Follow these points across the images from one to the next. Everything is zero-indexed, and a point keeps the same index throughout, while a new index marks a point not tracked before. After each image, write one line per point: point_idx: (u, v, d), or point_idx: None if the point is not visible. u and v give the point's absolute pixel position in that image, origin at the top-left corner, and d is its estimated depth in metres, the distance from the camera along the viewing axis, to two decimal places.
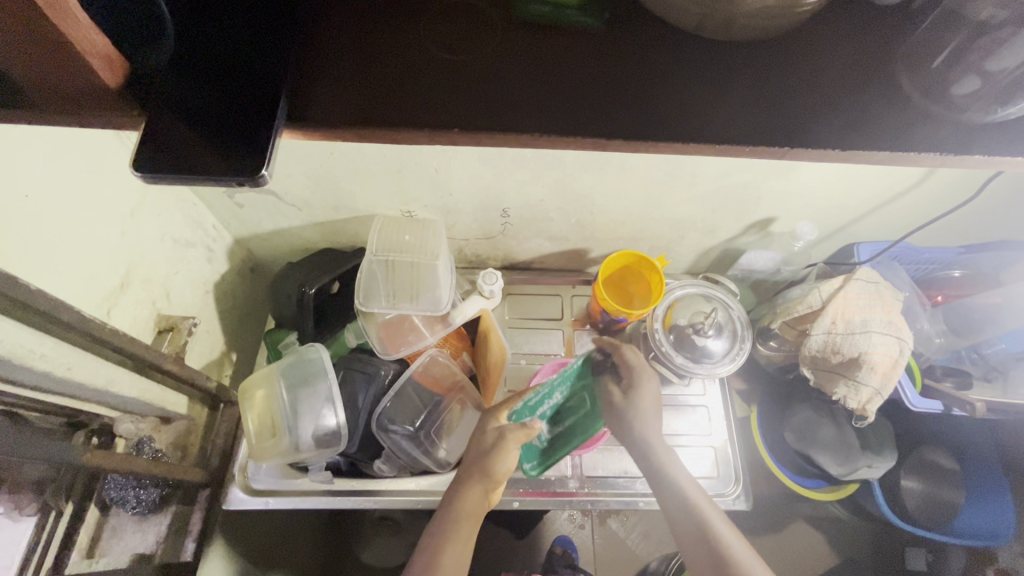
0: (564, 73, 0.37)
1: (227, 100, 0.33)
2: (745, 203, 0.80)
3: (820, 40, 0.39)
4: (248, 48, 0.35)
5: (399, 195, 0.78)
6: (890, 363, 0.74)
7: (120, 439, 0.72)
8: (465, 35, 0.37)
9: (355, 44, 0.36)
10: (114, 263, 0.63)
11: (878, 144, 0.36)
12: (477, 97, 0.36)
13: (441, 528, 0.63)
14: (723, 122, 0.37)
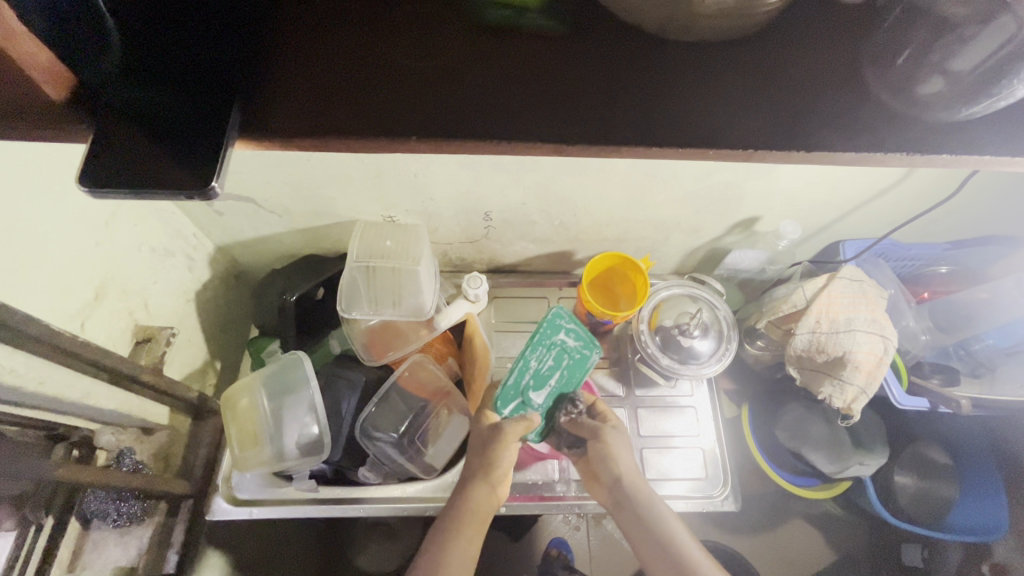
0: (525, 76, 0.36)
1: (177, 112, 0.33)
2: (728, 202, 0.79)
3: (788, 38, 0.38)
4: (201, 55, 0.34)
5: (379, 200, 0.78)
6: (875, 361, 0.74)
7: (100, 451, 0.71)
8: (426, 39, 0.37)
9: (313, 51, 0.35)
10: (88, 276, 0.62)
11: (846, 144, 0.36)
12: (444, 103, 0.35)
13: (448, 529, 0.63)
14: (687, 124, 0.36)
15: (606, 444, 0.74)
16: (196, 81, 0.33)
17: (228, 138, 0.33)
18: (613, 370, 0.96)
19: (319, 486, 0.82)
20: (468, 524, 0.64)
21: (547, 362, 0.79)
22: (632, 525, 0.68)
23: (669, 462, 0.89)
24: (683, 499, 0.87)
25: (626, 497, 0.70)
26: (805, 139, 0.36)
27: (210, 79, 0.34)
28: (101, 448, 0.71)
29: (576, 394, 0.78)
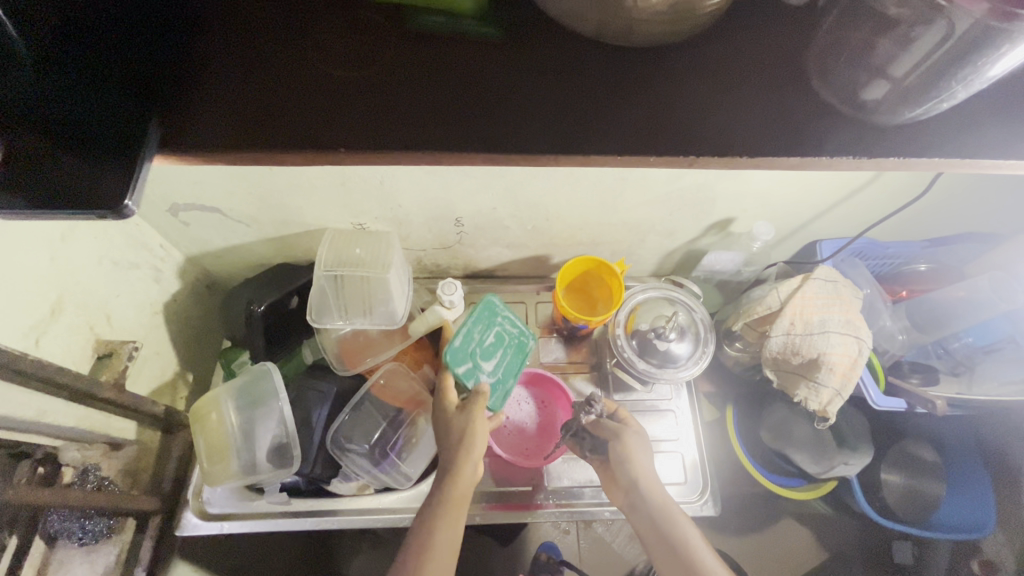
0: (455, 83, 0.37)
1: (97, 117, 0.35)
2: (701, 204, 0.78)
3: (734, 40, 0.40)
4: (131, 66, 0.37)
5: (346, 208, 0.76)
6: (850, 362, 0.73)
7: (65, 468, 0.69)
8: (359, 51, 0.38)
9: (239, 60, 0.38)
10: (43, 291, 0.61)
11: (782, 149, 0.37)
12: (369, 112, 0.36)
13: (428, 523, 0.60)
14: (619, 135, 0.36)
15: (626, 449, 0.74)
16: (120, 89, 0.36)
17: (146, 144, 0.35)
18: (592, 375, 0.94)
19: (291, 499, 0.81)
20: (447, 515, 0.61)
21: (487, 336, 0.79)
22: (646, 527, 0.69)
23: None
24: None
25: (642, 501, 0.70)
26: (744, 147, 0.37)
27: (136, 87, 0.36)
28: (66, 464, 0.69)
29: (596, 397, 0.76)
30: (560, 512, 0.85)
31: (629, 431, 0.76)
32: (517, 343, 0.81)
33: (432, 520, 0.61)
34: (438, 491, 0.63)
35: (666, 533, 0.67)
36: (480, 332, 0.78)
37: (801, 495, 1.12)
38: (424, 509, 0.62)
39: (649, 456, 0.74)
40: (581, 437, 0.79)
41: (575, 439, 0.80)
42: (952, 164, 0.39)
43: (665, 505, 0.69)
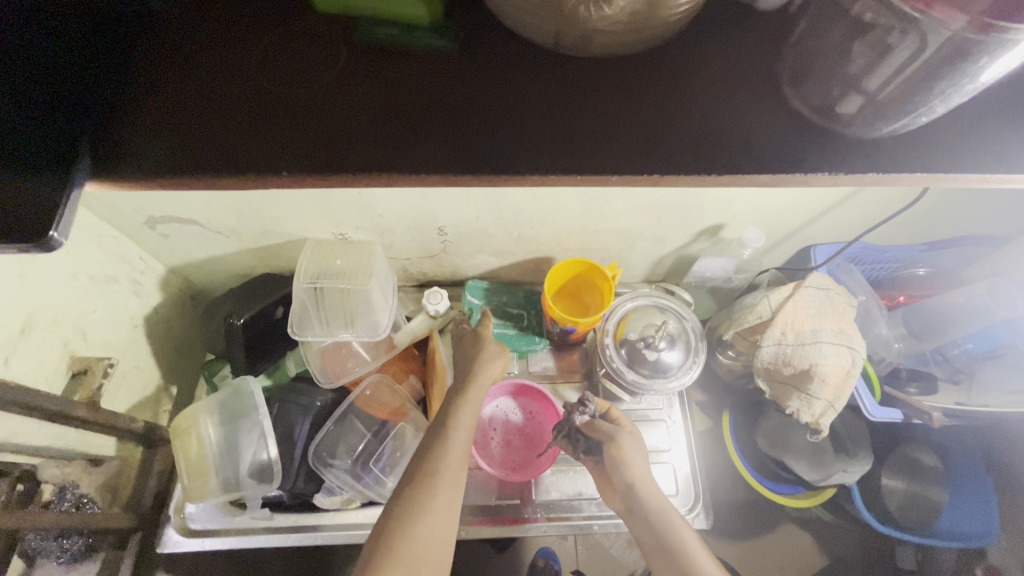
0: (406, 94, 0.39)
1: (22, 143, 0.36)
2: (688, 210, 0.76)
3: (695, 46, 0.42)
4: (68, 95, 0.39)
5: (325, 218, 0.74)
6: (842, 373, 0.71)
7: (44, 485, 0.68)
8: (310, 64, 0.40)
9: (177, 92, 0.40)
10: (13, 310, 0.59)
11: (725, 163, 0.38)
12: (317, 128, 0.38)
13: (438, 446, 0.60)
14: (577, 146, 0.38)
15: (620, 450, 0.71)
16: (52, 118, 0.38)
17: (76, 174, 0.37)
18: (582, 384, 0.93)
19: (275, 514, 0.80)
20: (456, 443, 0.60)
21: (511, 307, 0.96)
22: (643, 529, 0.67)
23: None
24: None
25: (640, 507, 0.68)
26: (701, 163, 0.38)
27: (70, 117, 0.38)
28: (45, 482, 0.68)
29: (588, 397, 0.77)
30: (549, 526, 0.83)
31: (623, 430, 0.74)
32: (537, 328, 0.95)
33: (444, 443, 0.60)
34: (443, 421, 0.63)
35: (664, 533, 0.66)
36: (504, 305, 0.96)
37: (799, 503, 1.10)
38: (434, 435, 0.61)
39: (643, 458, 0.72)
40: (574, 437, 0.76)
41: (567, 439, 0.77)
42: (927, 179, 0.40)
43: (664, 513, 0.67)
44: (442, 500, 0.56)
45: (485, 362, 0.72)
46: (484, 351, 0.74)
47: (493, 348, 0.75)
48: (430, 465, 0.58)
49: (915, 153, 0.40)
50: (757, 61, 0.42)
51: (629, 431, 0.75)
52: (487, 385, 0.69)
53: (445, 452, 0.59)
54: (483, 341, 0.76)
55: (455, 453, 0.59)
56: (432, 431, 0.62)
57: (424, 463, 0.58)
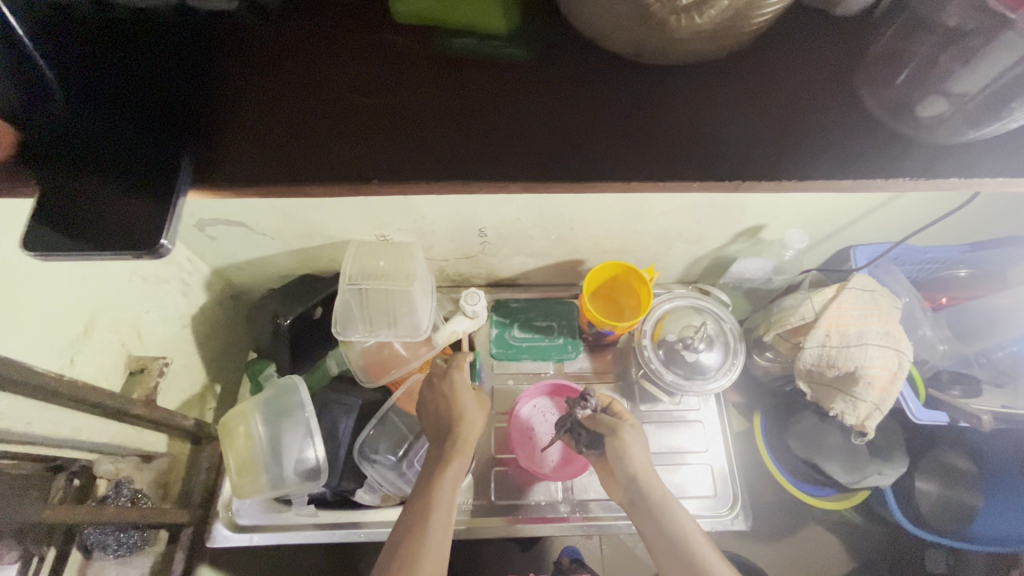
0: (488, 104, 0.40)
1: (132, 168, 0.39)
2: (730, 212, 0.75)
3: (788, 48, 0.43)
4: (154, 103, 0.41)
5: (370, 221, 0.75)
6: (889, 376, 0.71)
7: (99, 480, 0.70)
8: (386, 76, 0.41)
9: (262, 105, 0.41)
10: (76, 312, 0.61)
11: (846, 169, 0.39)
12: (390, 143, 0.39)
13: (419, 525, 0.62)
14: (665, 153, 0.39)
15: (622, 442, 0.71)
16: (146, 126, 0.41)
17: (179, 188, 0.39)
18: (616, 385, 0.93)
19: (319, 511, 0.82)
20: (436, 520, 0.63)
21: (539, 320, 0.97)
22: (645, 521, 0.67)
23: (678, 481, 0.87)
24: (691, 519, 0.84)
25: (641, 498, 0.68)
26: (750, 173, 0.39)
27: (158, 122, 0.41)
28: (100, 477, 0.70)
29: (589, 391, 0.78)
30: (585, 526, 0.84)
31: (623, 424, 0.73)
32: (569, 335, 0.96)
33: (425, 523, 0.62)
34: (425, 498, 0.65)
35: (666, 529, 0.65)
36: (535, 316, 0.97)
37: (832, 505, 1.09)
38: (414, 512, 0.64)
39: (646, 451, 0.71)
40: (576, 431, 0.77)
41: (570, 433, 0.78)
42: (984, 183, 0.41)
43: (661, 500, 0.67)
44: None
45: (464, 425, 0.71)
46: (464, 409, 0.73)
47: (468, 398, 0.74)
48: (412, 543, 0.61)
49: (981, 160, 0.41)
50: (834, 65, 0.42)
51: (631, 424, 0.74)
52: (470, 452, 0.70)
53: (426, 530, 0.62)
54: (460, 395, 0.74)
55: (436, 533, 0.62)
56: (413, 507, 0.65)
57: (409, 541, 0.61)
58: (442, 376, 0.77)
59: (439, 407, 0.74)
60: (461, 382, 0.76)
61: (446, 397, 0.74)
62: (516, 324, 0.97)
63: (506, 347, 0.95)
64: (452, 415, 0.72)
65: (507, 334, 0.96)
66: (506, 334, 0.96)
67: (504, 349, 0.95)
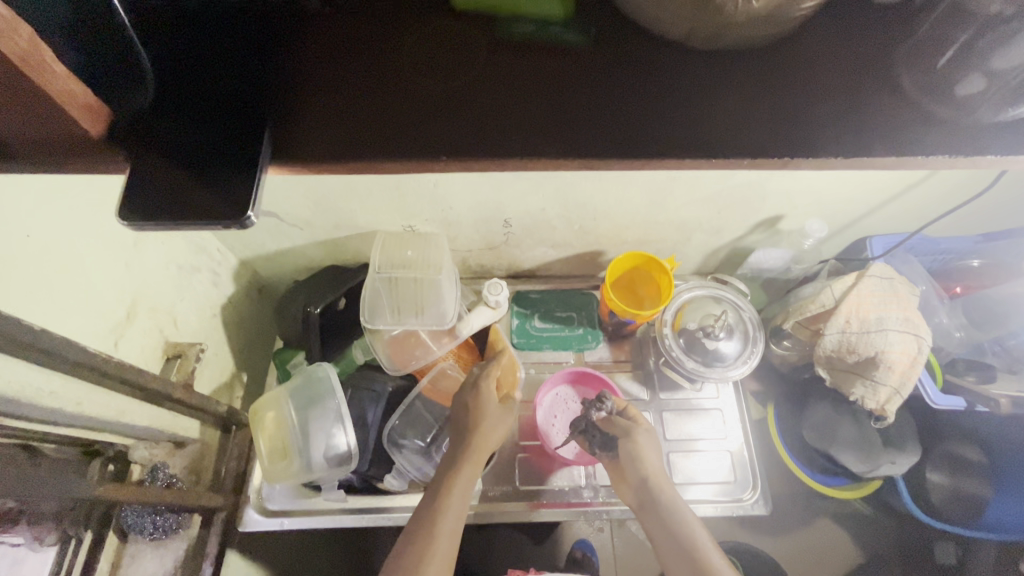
0: (547, 87, 0.42)
1: (210, 143, 0.39)
2: (752, 203, 0.77)
3: (823, 35, 0.44)
4: (234, 85, 0.41)
5: (399, 212, 0.76)
6: (909, 361, 0.72)
7: (134, 466, 0.72)
8: (452, 62, 0.43)
9: (334, 82, 0.42)
10: (120, 297, 0.63)
11: (884, 151, 0.40)
12: (465, 120, 0.41)
13: (427, 530, 0.62)
14: (715, 134, 0.41)
15: (636, 445, 0.73)
16: (227, 105, 0.40)
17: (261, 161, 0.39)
18: (636, 373, 0.94)
19: (348, 496, 0.83)
20: (446, 521, 0.63)
21: (559, 310, 0.98)
22: (654, 523, 0.68)
23: (697, 467, 0.88)
24: (712, 503, 0.85)
25: (653, 500, 0.69)
26: (792, 151, 0.40)
27: (238, 103, 0.40)
28: (135, 462, 0.72)
29: (605, 393, 0.79)
30: (608, 511, 0.85)
31: (637, 429, 0.75)
32: (589, 326, 0.97)
33: (435, 524, 0.63)
34: (435, 500, 0.65)
35: (675, 530, 0.65)
36: (554, 306, 0.99)
37: (843, 494, 1.09)
38: (424, 515, 0.64)
39: (659, 455, 0.73)
40: (590, 433, 0.79)
41: (584, 434, 0.80)
42: (1016, 162, 0.42)
43: (672, 503, 0.68)
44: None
45: (482, 431, 0.72)
46: (483, 417, 0.74)
47: (492, 411, 0.75)
48: (422, 543, 0.61)
49: (1021, 137, 0.41)
50: (870, 48, 0.43)
51: (645, 429, 0.75)
52: (482, 457, 0.70)
53: (434, 535, 0.62)
54: (483, 405, 0.75)
55: (446, 534, 0.62)
56: (424, 509, 0.65)
57: (416, 544, 0.61)
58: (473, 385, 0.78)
59: (462, 417, 0.75)
60: (488, 395, 0.76)
61: (470, 407, 0.75)
62: (536, 315, 0.98)
63: (526, 336, 0.96)
64: (472, 424, 0.73)
65: (528, 325, 0.97)
66: (527, 325, 0.97)
67: (525, 338, 0.96)
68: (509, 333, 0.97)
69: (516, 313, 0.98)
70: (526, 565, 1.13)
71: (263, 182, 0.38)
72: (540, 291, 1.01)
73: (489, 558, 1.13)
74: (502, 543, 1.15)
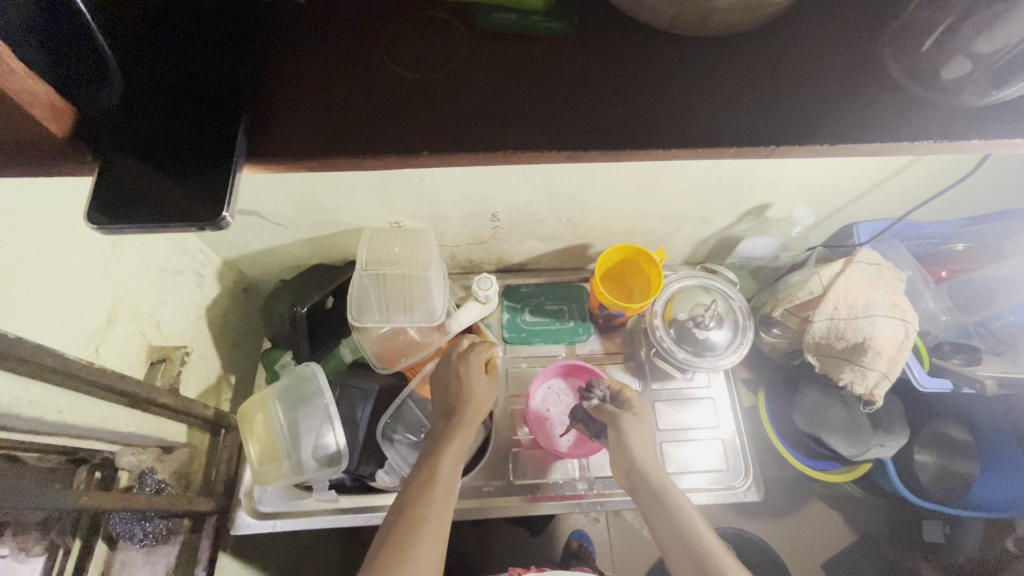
0: (527, 76, 0.41)
1: (181, 139, 0.37)
2: (741, 191, 0.76)
3: (809, 20, 0.43)
4: (206, 75, 0.39)
5: (385, 208, 0.75)
6: (897, 345, 0.73)
7: (122, 472, 0.71)
8: (433, 54, 0.42)
9: (314, 75, 0.41)
10: (100, 301, 0.62)
11: (869, 136, 0.40)
12: (445, 111, 0.40)
13: (418, 494, 0.63)
14: (700, 122, 0.40)
15: (623, 433, 0.73)
16: (200, 99, 0.38)
17: (237, 160, 0.38)
18: (628, 365, 0.94)
19: (339, 496, 0.83)
20: (440, 488, 0.64)
21: (549, 303, 0.98)
22: (651, 503, 0.66)
23: (690, 456, 0.88)
24: (704, 491, 0.86)
25: (641, 483, 0.68)
26: (780, 138, 0.40)
27: (211, 95, 0.39)
28: (122, 468, 0.71)
29: (594, 382, 0.81)
30: (602, 503, 0.85)
31: (623, 416, 0.75)
32: (579, 318, 0.97)
33: (425, 494, 0.63)
34: (428, 470, 0.66)
35: (665, 511, 0.64)
36: (544, 299, 0.98)
37: (836, 477, 1.09)
38: (416, 483, 0.65)
39: (648, 441, 0.72)
40: (587, 421, 0.81)
41: (583, 423, 0.82)
42: (1002, 145, 0.41)
43: (659, 485, 0.67)
44: (426, 539, 0.59)
45: (471, 404, 0.73)
46: (473, 390, 0.75)
47: (482, 380, 0.76)
48: (415, 509, 0.62)
49: (1005, 119, 0.41)
50: (857, 32, 0.43)
51: (632, 416, 0.75)
52: (473, 430, 0.71)
53: (424, 500, 0.62)
54: (472, 375, 0.76)
55: (436, 504, 0.62)
56: (416, 479, 0.66)
57: (407, 514, 0.61)
58: (458, 359, 0.79)
59: (450, 390, 0.76)
60: (477, 365, 0.77)
61: (457, 379, 0.76)
62: (526, 309, 0.98)
63: (516, 330, 0.96)
64: (465, 393, 0.74)
65: (518, 319, 0.97)
66: (517, 318, 0.97)
67: (515, 332, 0.96)
68: (500, 327, 0.97)
69: (506, 307, 0.98)
70: (523, 557, 1.13)
71: (239, 180, 0.37)
72: (529, 285, 1.00)
73: (485, 551, 1.13)
74: (499, 537, 1.15)
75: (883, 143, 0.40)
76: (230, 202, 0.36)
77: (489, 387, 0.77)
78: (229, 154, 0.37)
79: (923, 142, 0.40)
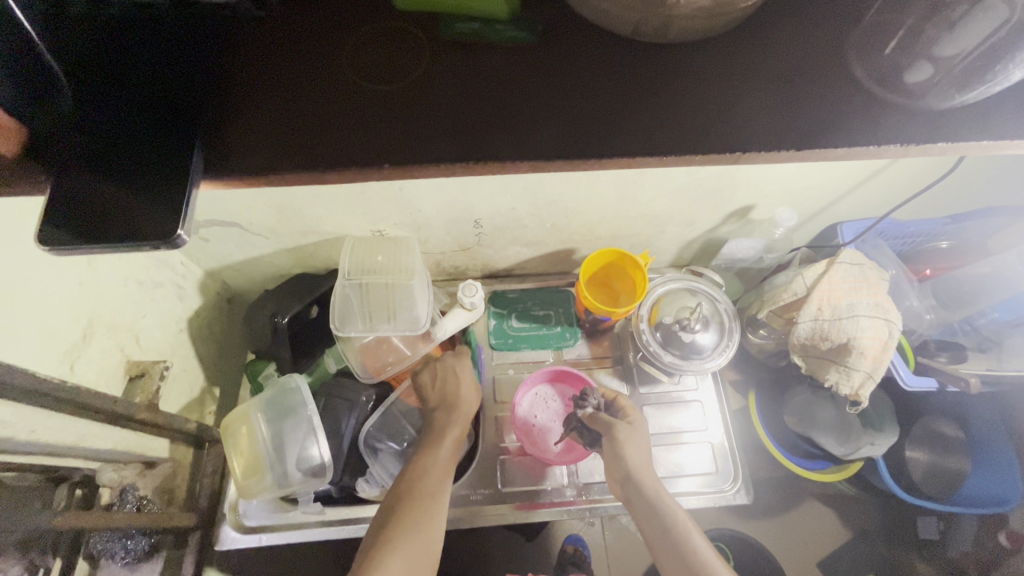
0: (492, 85, 0.41)
1: (135, 155, 0.37)
2: (723, 194, 0.76)
3: (773, 26, 0.43)
4: (166, 91, 0.39)
5: (365, 217, 0.75)
6: (881, 345, 0.73)
7: (103, 489, 0.71)
8: (395, 64, 0.42)
9: (276, 88, 0.41)
10: (74, 317, 0.61)
11: (836, 141, 0.40)
12: (409, 123, 0.40)
13: (404, 507, 0.61)
14: (668, 130, 0.40)
15: (618, 443, 0.71)
16: (158, 114, 0.38)
17: (192, 176, 0.37)
18: (616, 369, 0.94)
19: (326, 508, 0.82)
20: (427, 493, 0.63)
21: (536, 309, 0.98)
22: (644, 516, 0.66)
23: (679, 459, 0.88)
24: (695, 495, 0.86)
25: (637, 495, 0.67)
26: (747, 146, 0.39)
27: (170, 110, 0.39)
28: (103, 485, 0.70)
29: (589, 390, 0.80)
30: (591, 509, 0.84)
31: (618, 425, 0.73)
32: (567, 323, 0.96)
33: (411, 505, 0.61)
34: (413, 479, 0.65)
35: (660, 523, 0.64)
36: (530, 304, 0.98)
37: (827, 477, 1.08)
38: (402, 495, 0.63)
39: (642, 449, 0.71)
40: (581, 429, 0.80)
41: (577, 431, 0.80)
42: (974, 146, 0.41)
43: (654, 496, 0.66)
44: (411, 551, 0.57)
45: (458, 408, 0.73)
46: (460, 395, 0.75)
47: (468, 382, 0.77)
48: (402, 519, 0.60)
49: (974, 122, 0.41)
50: (821, 36, 0.43)
51: (626, 425, 0.74)
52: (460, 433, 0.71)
53: (411, 514, 0.61)
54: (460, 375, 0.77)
55: (422, 516, 0.61)
56: (400, 489, 0.64)
57: (392, 528, 0.60)
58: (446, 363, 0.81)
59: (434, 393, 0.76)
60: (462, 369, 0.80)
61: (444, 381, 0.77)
62: (512, 315, 0.97)
63: (502, 336, 0.96)
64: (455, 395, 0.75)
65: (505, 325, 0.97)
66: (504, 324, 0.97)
67: (502, 338, 0.95)
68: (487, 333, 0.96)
69: (493, 313, 0.97)
70: (517, 564, 1.12)
71: (195, 197, 0.37)
72: (516, 291, 1.00)
73: (479, 559, 1.12)
74: (493, 544, 1.14)
75: (850, 148, 0.40)
76: (185, 219, 0.36)
77: (474, 393, 0.77)
78: (185, 170, 0.37)
79: (892, 146, 0.40)
